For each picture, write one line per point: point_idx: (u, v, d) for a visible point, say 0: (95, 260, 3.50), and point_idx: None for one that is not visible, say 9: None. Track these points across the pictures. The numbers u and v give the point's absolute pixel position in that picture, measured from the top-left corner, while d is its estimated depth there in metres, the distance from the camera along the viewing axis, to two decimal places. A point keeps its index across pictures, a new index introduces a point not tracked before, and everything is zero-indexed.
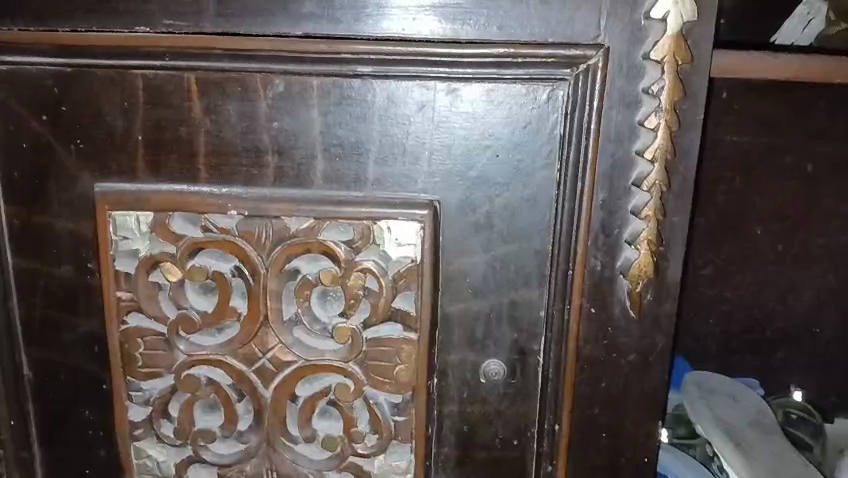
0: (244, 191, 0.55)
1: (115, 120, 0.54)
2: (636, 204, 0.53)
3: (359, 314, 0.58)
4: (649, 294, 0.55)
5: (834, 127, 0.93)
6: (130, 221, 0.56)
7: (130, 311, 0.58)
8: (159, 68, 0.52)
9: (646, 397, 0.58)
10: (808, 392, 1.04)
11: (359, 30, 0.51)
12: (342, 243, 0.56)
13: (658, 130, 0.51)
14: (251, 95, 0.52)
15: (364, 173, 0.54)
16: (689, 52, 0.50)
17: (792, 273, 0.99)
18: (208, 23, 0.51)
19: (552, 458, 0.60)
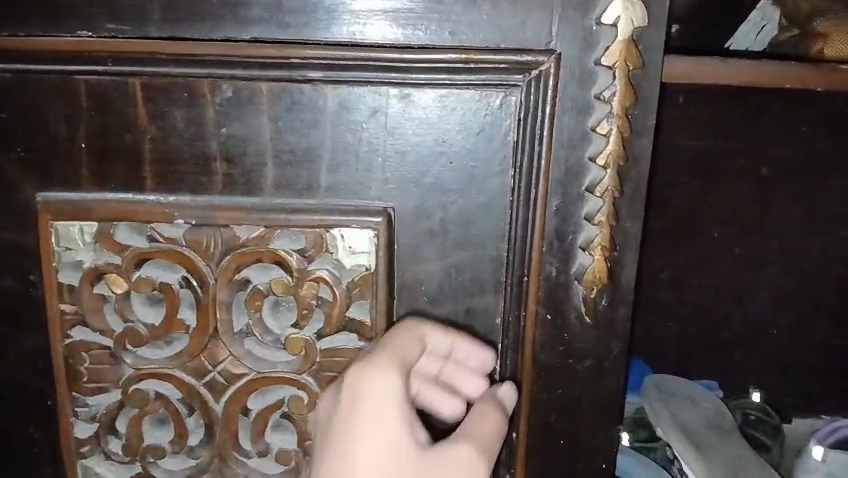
0: (191, 200, 0.53)
1: (57, 127, 0.52)
2: (589, 210, 0.53)
3: (312, 325, 0.57)
4: (604, 300, 0.55)
5: (788, 130, 0.89)
6: (73, 231, 0.54)
7: (74, 325, 0.56)
8: (102, 73, 0.50)
9: (602, 401, 0.57)
10: (766, 392, 1.01)
11: (309, 34, 0.50)
12: (294, 252, 0.55)
13: (610, 135, 0.51)
14: (197, 101, 0.51)
15: (316, 181, 0.53)
16: (639, 58, 0.50)
17: (748, 277, 0.96)
18: (153, 27, 0.50)
19: (510, 466, 0.59)
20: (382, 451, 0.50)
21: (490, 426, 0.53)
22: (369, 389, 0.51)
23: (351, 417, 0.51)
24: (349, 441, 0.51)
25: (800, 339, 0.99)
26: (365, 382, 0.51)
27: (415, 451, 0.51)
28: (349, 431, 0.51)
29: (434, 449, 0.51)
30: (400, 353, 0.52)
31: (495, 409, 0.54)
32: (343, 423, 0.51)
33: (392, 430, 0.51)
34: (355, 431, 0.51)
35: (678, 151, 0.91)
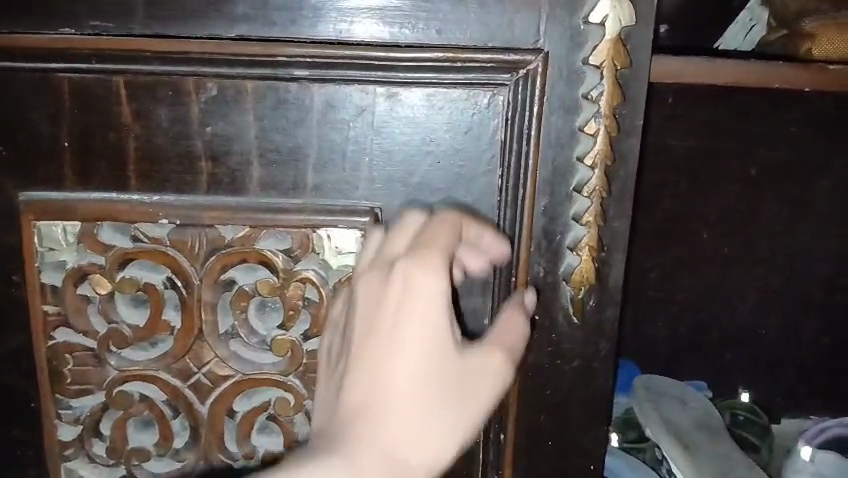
0: (176, 199, 0.53)
1: (40, 125, 0.51)
2: (577, 209, 0.52)
3: (298, 326, 0.56)
4: (593, 300, 0.54)
5: (776, 130, 0.89)
6: (56, 231, 0.54)
7: (58, 326, 0.56)
8: (87, 70, 0.50)
9: (590, 401, 0.57)
10: (754, 393, 1.00)
11: (294, 33, 0.49)
12: (280, 252, 0.55)
13: (597, 135, 0.51)
14: (182, 100, 0.51)
15: (302, 180, 0.52)
16: (627, 57, 0.50)
17: (737, 278, 0.96)
18: (137, 25, 0.49)
19: (499, 467, 0.59)
20: (428, 359, 0.46)
21: (516, 333, 0.51)
22: (417, 287, 0.46)
23: (393, 319, 0.46)
24: (388, 344, 0.46)
25: (791, 338, 0.98)
26: (409, 280, 0.46)
27: (456, 350, 0.47)
28: (388, 333, 0.46)
29: (470, 350, 0.49)
30: (445, 248, 0.47)
31: (519, 310, 0.52)
32: (382, 326, 0.46)
33: (435, 333, 0.46)
34: (396, 331, 0.46)
35: (667, 150, 0.91)
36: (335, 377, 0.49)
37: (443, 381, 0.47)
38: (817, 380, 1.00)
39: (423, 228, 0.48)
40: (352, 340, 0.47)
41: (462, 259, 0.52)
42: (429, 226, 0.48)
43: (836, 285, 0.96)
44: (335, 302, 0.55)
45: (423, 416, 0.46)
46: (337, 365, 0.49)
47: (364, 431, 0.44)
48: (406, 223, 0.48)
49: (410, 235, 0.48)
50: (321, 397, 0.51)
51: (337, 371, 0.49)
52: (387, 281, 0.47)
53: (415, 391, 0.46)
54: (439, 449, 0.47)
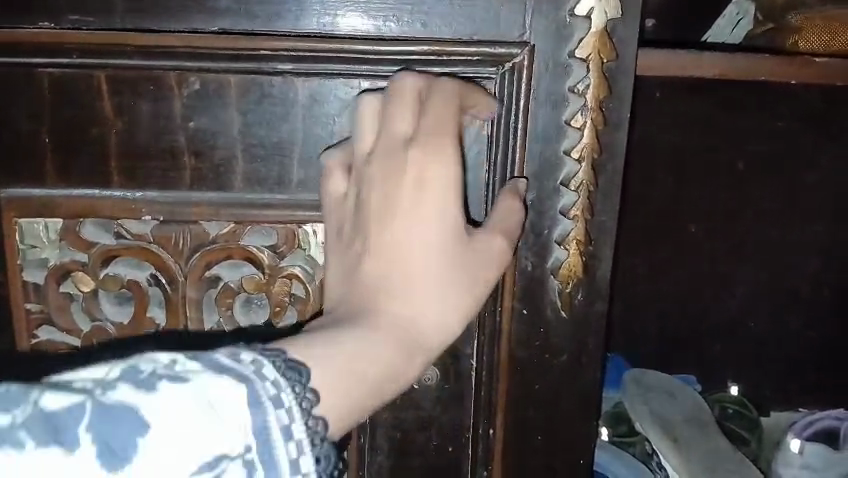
0: (159, 195, 0.52)
1: (20, 121, 0.50)
2: (564, 204, 0.52)
3: (285, 323, 0.56)
4: (580, 294, 0.54)
5: (763, 124, 0.89)
6: (37, 229, 0.53)
7: (41, 325, 0.55)
8: (67, 65, 0.49)
9: (579, 395, 0.57)
10: (744, 387, 1.01)
11: (277, 27, 0.49)
12: (265, 248, 0.55)
13: (584, 128, 0.51)
14: (164, 95, 0.50)
15: (287, 175, 0.52)
16: (613, 50, 0.49)
17: (725, 272, 0.96)
18: (118, 19, 0.48)
19: (488, 463, 0.58)
20: (438, 229, 0.47)
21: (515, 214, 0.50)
22: (429, 159, 0.47)
23: (408, 197, 0.47)
24: (410, 219, 0.47)
25: (780, 332, 0.98)
26: (423, 166, 0.47)
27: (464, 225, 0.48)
28: (404, 208, 0.47)
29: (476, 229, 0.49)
30: (451, 127, 0.48)
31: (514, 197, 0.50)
32: (401, 202, 0.47)
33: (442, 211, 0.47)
34: (415, 204, 0.47)
35: (655, 144, 0.91)
36: (350, 253, 0.49)
37: (454, 250, 0.47)
38: (805, 375, 1.00)
39: (428, 112, 0.48)
40: (369, 216, 0.48)
41: (461, 134, 0.50)
42: (429, 107, 0.48)
43: (825, 280, 0.96)
44: (329, 176, 0.50)
45: (435, 292, 0.47)
46: (349, 245, 0.50)
47: (385, 306, 0.46)
48: (404, 92, 0.47)
49: (413, 113, 0.48)
50: (339, 278, 0.50)
51: (353, 252, 0.49)
52: (401, 159, 0.47)
53: (428, 260, 0.47)
54: (453, 319, 0.48)
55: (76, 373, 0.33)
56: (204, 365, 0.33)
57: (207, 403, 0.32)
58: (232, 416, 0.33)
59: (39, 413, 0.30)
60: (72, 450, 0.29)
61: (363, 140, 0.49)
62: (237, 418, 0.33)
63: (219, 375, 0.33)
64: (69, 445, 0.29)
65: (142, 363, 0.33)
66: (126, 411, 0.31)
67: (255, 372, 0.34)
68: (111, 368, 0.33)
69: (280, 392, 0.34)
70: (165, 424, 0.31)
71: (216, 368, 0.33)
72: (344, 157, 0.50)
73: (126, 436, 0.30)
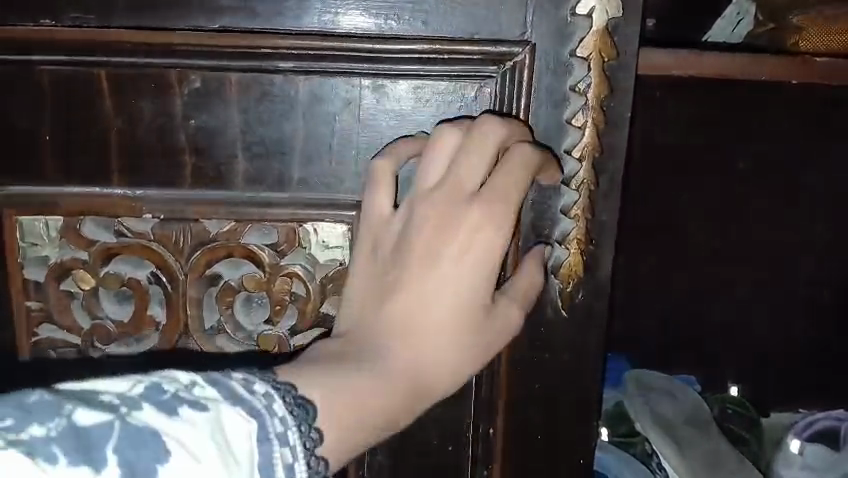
0: (160, 193, 0.52)
1: (20, 118, 0.50)
2: (565, 203, 0.52)
3: (286, 321, 0.56)
4: (581, 294, 0.54)
5: (763, 124, 0.89)
6: (38, 226, 0.54)
7: (41, 323, 0.55)
8: (67, 63, 0.49)
9: (579, 395, 0.57)
10: (743, 387, 1.01)
11: (278, 24, 0.49)
12: (266, 247, 0.55)
13: (585, 128, 0.50)
14: (165, 93, 0.50)
15: (288, 174, 0.52)
16: (614, 49, 0.49)
17: (726, 272, 0.96)
18: (119, 16, 0.48)
19: (488, 463, 0.58)
20: (477, 290, 0.49)
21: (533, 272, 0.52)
22: (491, 215, 0.48)
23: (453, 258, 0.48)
24: (459, 271, 0.49)
25: (780, 332, 0.98)
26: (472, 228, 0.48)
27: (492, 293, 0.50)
28: (453, 262, 0.49)
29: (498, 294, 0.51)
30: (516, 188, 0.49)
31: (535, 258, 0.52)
32: (452, 251, 0.49)
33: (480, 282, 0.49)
34: (465, 257, 0.49)
35: (656, 144, 0.91)
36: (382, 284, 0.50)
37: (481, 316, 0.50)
38: (806, 375, 1.00)
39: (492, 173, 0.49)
40: (414, 252, 0.49)
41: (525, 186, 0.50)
42: (505, 167, 0.48)
43: (825, 280, 0.96)
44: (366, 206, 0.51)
45: (451, 349, 0.49)
46: (380, 276, 0.50)
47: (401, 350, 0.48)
48: (486, 143, 0.48)
49: (483, 172, 0.49)
50: (360, 301, 0.51)
51: (387, 279, 0.50)
52: (459, 214, 0.48)
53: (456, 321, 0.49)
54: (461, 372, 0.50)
55: (98, 385, 0.34)
56: (221, 393, 0.35)
57: (223, 434, 0.34)
58: (244, 448, 0.34)
59: (72, 426, 0.31)
60: (100, 469, 0.30)
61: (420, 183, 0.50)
62: (248, 447, 0.35)
63: (234, 406, 0.35)
64: (99, 463, 0.30)
65: (165, 382, 0.35)
66: (153, 434, 0.32)
67: (267, 406, 0.36)
68: (133, 384, 0.34)
69: (286, 429, 0.37)
70: (190, 448, 0.32)
71: (232, 398, 0.35)
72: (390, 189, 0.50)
73: (152, 458, 0.31)
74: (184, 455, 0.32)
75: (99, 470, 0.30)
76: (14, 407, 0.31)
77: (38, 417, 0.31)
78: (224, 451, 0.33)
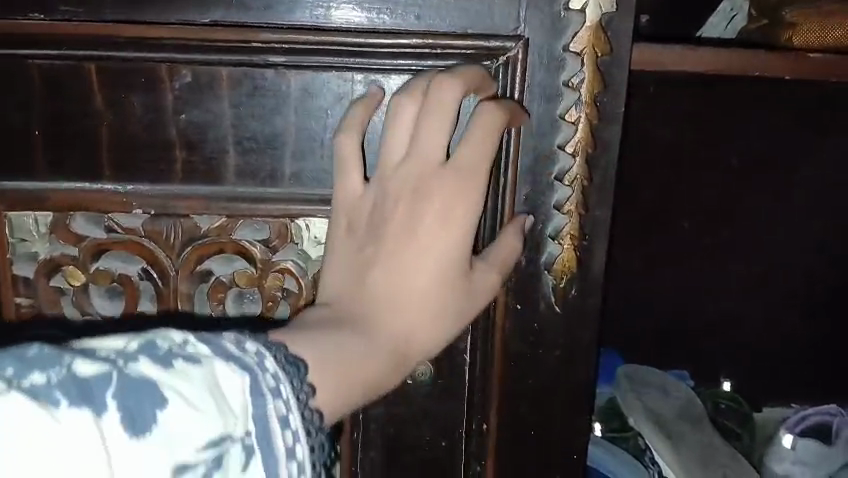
0: (151, 189, 0.51)
1: (10, 112, 0.50)
2: (558, 199, 0.52)
3: (278, 317, 0.56)
4: (574, 289, 0.54)
5: (757, 120, 0.89)
6: (28, 222, 0.53)
7: (31, 319, 0.55)
8: (56, 57, 0.49)
9: (573, 391, 0.57)
10: (737, 383, 1.01)
11: (270, 19, 0.48)
12: (258, 242, 0.54)
13: (579, 123, 0.50)
14: (156, 88, 0.50)
15: (280, 169, 0.51)
16: (608, 44, 0.49)
17: (719, 268, 0.96)
18: (109, 10, 0.48)
19: (481, 459, 0.58)
20: (451, 250, 0.50)
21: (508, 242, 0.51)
22: (463, 175, 0.49)
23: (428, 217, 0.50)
24: (434, 232, 0.50)
25: (774, 328, 0.98)
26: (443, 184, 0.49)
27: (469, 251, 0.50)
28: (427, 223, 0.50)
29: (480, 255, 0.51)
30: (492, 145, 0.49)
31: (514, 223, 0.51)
32: (426, 214, 0.50)
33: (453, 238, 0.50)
34: (440, 220, 0.50)
35: (650, 140, 0.91)
36: (360, 252, 0.51)
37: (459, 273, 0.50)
38: (798, 371, 1.00)
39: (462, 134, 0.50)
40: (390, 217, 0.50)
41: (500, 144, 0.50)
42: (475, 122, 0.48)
43: (818, 276, 0.96)
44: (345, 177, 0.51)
45: (431, 309, 0.50)
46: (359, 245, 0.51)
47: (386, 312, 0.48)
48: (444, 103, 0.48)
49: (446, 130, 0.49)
50: (342, 273, 0.51)
51: (365, 251, 0.51)
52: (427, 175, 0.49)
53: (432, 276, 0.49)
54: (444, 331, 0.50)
55: (96, 341, 0.34)
56: (214, 350, 0.35)
57: (218, 389, 0.34)
58: (237, 399, 0.34)
59: (72, 376, 0.31)
60: (101, 413, 0.30)
61: (389, 150, 0.50)
62: (241, 401, 0.34)
63: (227, 362, 0.34)
64: (100, 408, 0.30)
65: (159, 339, 0.34)
66: (148, 382, 0.32)
67: (258, 364, 0.36)
68: (129, 340, 0.34)
69: (280, 384, 0.36)
70: (184, 399, 0.32)
71: (224, 354, 0.35)
72: (357, 154, 0.50)
73: (150, 406, 0.31)
74: (182, 406, 0.32)
75: (98, 415, 0.30)
76: (12, 359, 0.31)
77: (36, 368, 0.31)
78: (219, 401, 0.33)
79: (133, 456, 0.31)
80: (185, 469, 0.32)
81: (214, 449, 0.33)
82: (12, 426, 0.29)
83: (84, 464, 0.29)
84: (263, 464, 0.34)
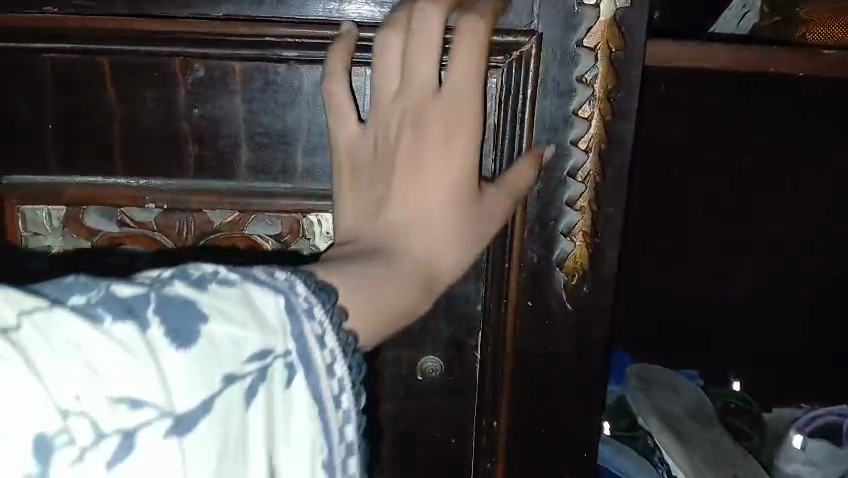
0: (163, 183, 0.52)
1: (23, 106, 0.50)
2: (570, 195, 0.52)
3: None
4: (586, 286, 0.54)
5: (769, 118, 0.88)
6: (41, 215, 0.53)
7: None
8: (69, 51, 0.49)
9: (584, 388, 0.56)
10: (747, 383, 1.00)
11: (283, 14, 0.48)
12: (270, 237, 0.54)
13: (592, 119, 0.50)
14: (168, 82, 0.50)
15: (292, 163, 0.51)
16: (622, 38, 0.49)
17: (730, 267, 0.95)
18: (121, 4, 0.48)
19: (491, 456, 0.58)
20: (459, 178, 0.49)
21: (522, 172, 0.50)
22: (459, 103, 0.49)
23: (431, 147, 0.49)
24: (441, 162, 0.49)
25: (785, 328, 0.97)
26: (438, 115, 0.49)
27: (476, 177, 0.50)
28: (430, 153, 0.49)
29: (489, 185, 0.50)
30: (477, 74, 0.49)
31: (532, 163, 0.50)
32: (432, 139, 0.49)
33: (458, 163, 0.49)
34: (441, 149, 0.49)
35: (660, 138, 0.90)
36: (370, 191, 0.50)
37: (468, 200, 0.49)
38: (809, 371, 0.99)
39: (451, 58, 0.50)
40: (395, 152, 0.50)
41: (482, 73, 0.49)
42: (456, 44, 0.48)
43: (829, 276, 0.95)
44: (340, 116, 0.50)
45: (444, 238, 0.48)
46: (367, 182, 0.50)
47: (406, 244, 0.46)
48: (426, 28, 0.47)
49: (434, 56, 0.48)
50: (356, 212, 0.50)
51: (375, 187, 0.50)
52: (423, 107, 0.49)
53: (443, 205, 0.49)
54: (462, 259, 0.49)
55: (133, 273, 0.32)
56: (247, 275, 0.32)
57: (254, 307, 0.31)
58: (276, 320, 0.32)
59: (112, 296, 0.29)
60: (144, 330, 0.28)
61: (381, 79, 0.50)
62: (280, 320, 0.32)
63: (261, 285, 0.32)
64: (143, 324, 0.29)
65: (191, 267, 0.32)
66: (187, 303, 0.30)
67: (290, 288, 0.33)
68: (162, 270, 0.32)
69: (313, 307, 0.33)
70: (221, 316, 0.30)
71: (256, 280, 0.32)
72: (349, 93, 0.50)
73: (194, 322, 0.29)
74: (222, 323, 0.30)
75: (142, 329, 0.28)
76: (52, 287, 0.29)
77: (75, 291, 0.29)
78: (257, 320, 0.31)
79: (176, 369, 0.29)
80: (232, 382, 0.30)
81: (257, 363, 0.31)
82: (60, 343, 0.27)
83: (132, 381, 0.27)
84: (305, 382, 0.32)
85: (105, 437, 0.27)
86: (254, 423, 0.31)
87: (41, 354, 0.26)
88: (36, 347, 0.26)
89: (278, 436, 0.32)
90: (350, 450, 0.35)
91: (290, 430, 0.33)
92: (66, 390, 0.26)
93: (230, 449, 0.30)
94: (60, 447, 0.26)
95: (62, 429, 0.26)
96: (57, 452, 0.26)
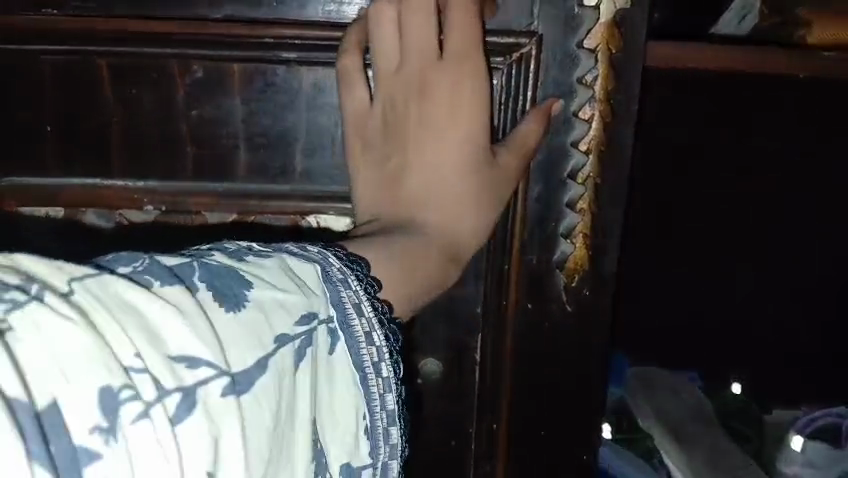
0: (161, 185, 0.51)
1: (21, 108, 0.50)
2: (571, 196, 0.51)
3: None
4: (587, 288, 0.53)
5: None
6: (38, 219, 0.53)
7: None
8: (67, 52, 0.48)
9: (584, 391, 0.56)
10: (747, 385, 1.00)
11: (282, 14, 0.48)
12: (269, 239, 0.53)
13: (592, 120, 0.50)
14: (168, 83, 0.49)
15: (291, 165, 0.51)
16: (622, 40, 0.48)
17: (729, 269, 0.95)
18: (120, 5, 0.48)
19: (491, 458, 0.58)
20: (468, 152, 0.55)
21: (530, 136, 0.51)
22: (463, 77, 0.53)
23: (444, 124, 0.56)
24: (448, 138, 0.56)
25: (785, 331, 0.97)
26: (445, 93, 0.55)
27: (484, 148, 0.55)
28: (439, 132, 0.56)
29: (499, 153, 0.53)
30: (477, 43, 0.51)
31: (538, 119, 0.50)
32: (438, 124, 0.57)
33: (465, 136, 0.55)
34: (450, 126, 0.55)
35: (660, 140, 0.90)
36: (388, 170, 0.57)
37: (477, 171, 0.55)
38: (808, 373, 0.99)
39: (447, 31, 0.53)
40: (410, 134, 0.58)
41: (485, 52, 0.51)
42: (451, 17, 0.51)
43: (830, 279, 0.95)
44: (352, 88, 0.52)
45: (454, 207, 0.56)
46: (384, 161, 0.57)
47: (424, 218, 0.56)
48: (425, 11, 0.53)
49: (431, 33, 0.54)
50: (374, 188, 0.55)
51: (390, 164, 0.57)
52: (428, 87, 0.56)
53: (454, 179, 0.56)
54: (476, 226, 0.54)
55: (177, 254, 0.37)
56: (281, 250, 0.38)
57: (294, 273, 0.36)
58: (315, 286, 0.37)
59: (159, 265, 0.32)
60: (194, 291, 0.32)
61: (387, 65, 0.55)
62: (318, 286, 0.37)
63: (296, 258, 0.37)
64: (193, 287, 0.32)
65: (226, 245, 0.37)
66: (230, 271, 0.34)
67: (324, 259, 0.39)
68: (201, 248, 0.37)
69: (347, 278, 0.39)
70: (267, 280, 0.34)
71: (290, 253, 0.38)
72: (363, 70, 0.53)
73: (238, 285, 0.33)
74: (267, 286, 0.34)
75: (193, 292, 0.32)
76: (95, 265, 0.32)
77: (122, 262, 0.32)
78: (296, 284, 0.36)
79: (233, 323, 0.32)
80: (285, 341, 0.33)
81: (306, 326, 0.35)
82: (114, 305, 0.29)
83: (188, 335, 0.30)
84: (346, 345, 0.37)
85: (168, 392, 0.28)
86: (305, 381, 0.34)
87: (100, 311, 0.28)
88: (95, 310, 0.28)
89: (325, 399, 0.36)
90: (391, 419, 0.39)
91: (336, 396, 0.36)
92: (126, 349, 0.28)
93: (283, 409, 0.32)
94: (127, 401, 0.27)
95: (126, 384, 0.27)
96: (123, 407, 0.27)
